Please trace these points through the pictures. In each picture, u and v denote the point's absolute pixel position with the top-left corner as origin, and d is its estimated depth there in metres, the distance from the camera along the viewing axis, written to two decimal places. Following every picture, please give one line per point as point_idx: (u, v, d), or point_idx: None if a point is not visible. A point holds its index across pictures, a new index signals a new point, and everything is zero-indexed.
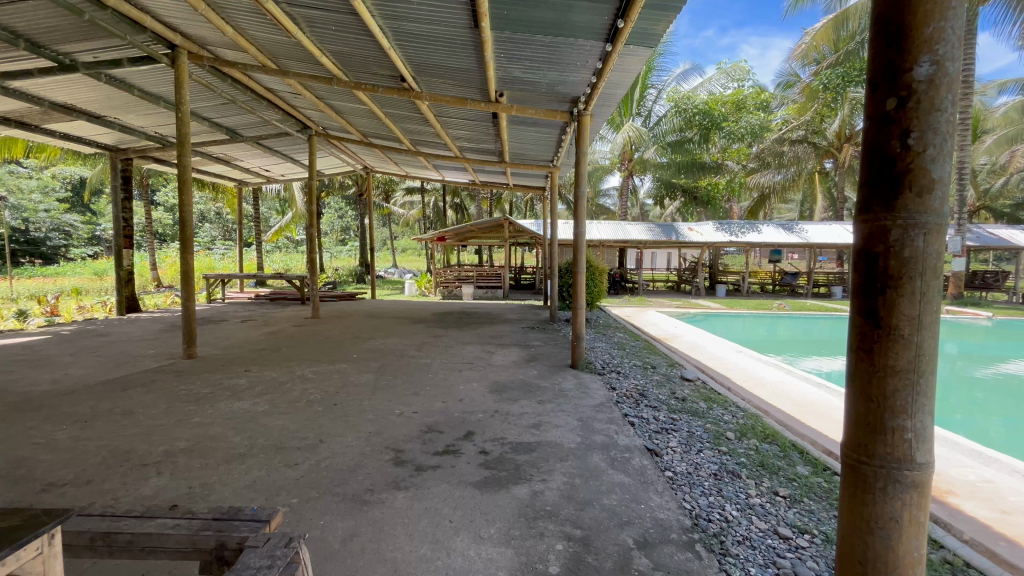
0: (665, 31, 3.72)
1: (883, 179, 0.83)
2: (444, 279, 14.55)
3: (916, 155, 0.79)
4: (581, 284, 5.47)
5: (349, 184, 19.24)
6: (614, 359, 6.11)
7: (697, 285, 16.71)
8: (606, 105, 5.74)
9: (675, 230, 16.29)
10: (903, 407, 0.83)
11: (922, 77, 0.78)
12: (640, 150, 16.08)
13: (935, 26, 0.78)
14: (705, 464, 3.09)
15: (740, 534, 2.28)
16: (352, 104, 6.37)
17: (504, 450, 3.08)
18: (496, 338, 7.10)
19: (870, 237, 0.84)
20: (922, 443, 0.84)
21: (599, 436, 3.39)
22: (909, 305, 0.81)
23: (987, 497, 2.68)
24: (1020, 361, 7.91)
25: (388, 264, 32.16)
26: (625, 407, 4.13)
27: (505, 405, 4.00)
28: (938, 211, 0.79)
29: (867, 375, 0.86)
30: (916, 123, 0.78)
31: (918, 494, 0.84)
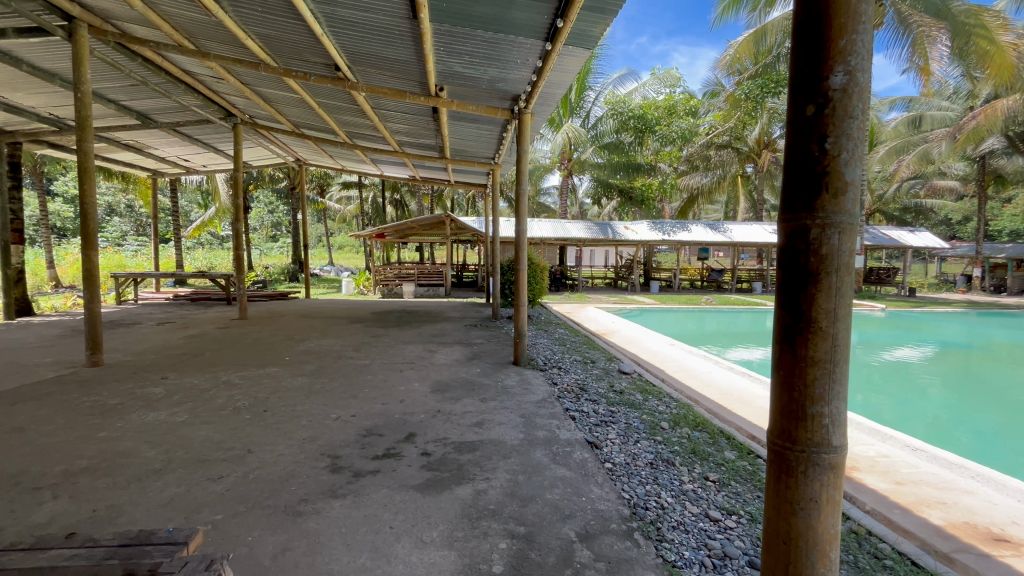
0: (601, 34, 3.81)
1: (805, 181, 0.88)
2: (384, 277, 14.16)
3: (832, 159, 0.85)
4: (523, 282, 5.50)
5: (280, 176, 18.21)
6: (555, 355, 6.21)
7: (633, 281, 17.42)
8: (546, 104, 5.80)
9: (613, 228, 16.84)
10: (820, 394, 0.89)
11: (837, 86, 0.84)
12: (579, 150, 16.46)
13: (847, 39, 0.83)
14: (642, 454, 3.21)
15: (675, 519, 2.39)
16: (282, 91, 6.00)
17: (446, 450, 3.04)
18: (438, 336, 6.99)
19: (793, 236, 0.89)
20: (839, 428, 0.90)
21: (542, 432, 3.43)
22: (827, 301, 0.87)
23: (884, 470, 2.98)
24: (908, 348, 8.93)
25: (324, 261, 30.82)
26: (566, 402, 4.21)
27: (447, 404, 3.94)
28: (851, 212, 0.85)
29: (791, 366, 0.91)
30: (832, 128, 0.84)
31: (834, 475, 0.90)
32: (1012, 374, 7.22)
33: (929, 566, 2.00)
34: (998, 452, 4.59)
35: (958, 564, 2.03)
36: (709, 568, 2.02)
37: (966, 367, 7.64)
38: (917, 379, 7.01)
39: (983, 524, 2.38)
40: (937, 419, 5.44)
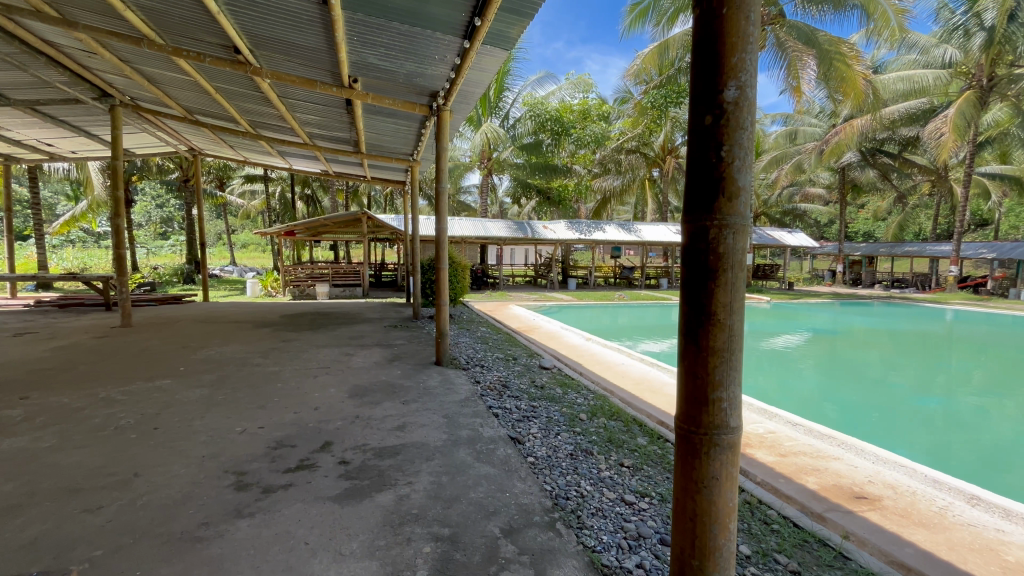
0: (518, 36, 3.87)
1: (704, 185, 0.96)
2: (294, 277, 13.31)
3: (728, 166, 0.93)
4: (444, 281, 5.43)
5: (170, 167, 16.39)
6: (477, 353, 6.22)
7: (552, 279, 17.92)
8: (465, 103, 5.77)
9: (532, 227, 17.16)
10: (720, 380, 0.98)
11: (731, 99, 0.92)
12: (498, 150, 16.60)
13: (739, 56, 0.92)
14: (562, 446, 3.32)
15: (594, 506, 2.49)
16: (171, 72, 5.40)
17: (366, 457, 2.92)
18: (356, 339, 6.69)
19: (696, 236, 0.97)
20: (734, 411, 0.99)
21: (465, 431, 3.42)
22: (725, 295, 0.95)
23: (771, 445, 3.35)
24: (788, 335, 10.11)
25: (224, 261, 28.23)
26: (488, 399, 4.23)
27: (366, 409, 3.80)
28: (742, 214, 0.94)
29: (696, 358, 0.99)
30: (726, 138, 0.92)
31: (732, 453, 0.99)
32: (867, 355, 8.45)
33: (808, 526, 2.28)
34: (856, 421, 5.35)
35: (830, 522, 2.33)
36: (625, 549, 2.13)
37: (833, 350, 8.81)
38: (796, 362, 7.96)
39: (848, 485, 2.75)
40: (812, 397, 6.20)
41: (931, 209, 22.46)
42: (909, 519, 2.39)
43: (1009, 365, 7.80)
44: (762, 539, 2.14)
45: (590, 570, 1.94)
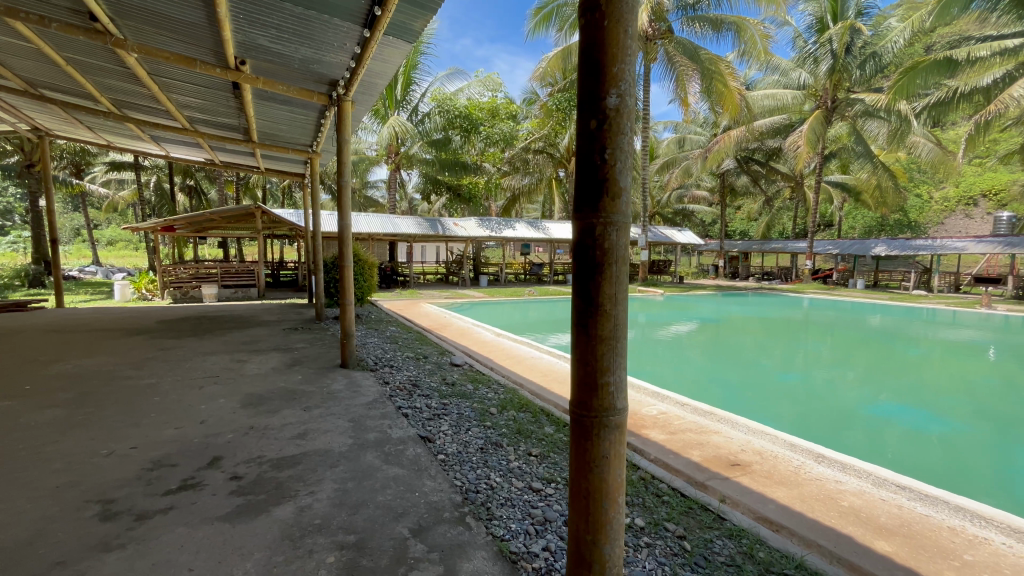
0: (422, 29, 3.82)
1: (592, 185, 1.03)
2: (175, 278, 11.88)
3: (610, 166, 1.01)
4: (349, 279, 5.18)
5: (8, 149, 13.78)
6: (387, 353, 6.04)
7: (463, 276, 17.88)
8: (367, 94, 5.55)
9: (442, 224, 16.93)
10: (608, 365, 1.05)
11: (612, 105, 0.99)
12: (406, 144, 16.14)
13: (620, 66, 1.00)
14: (472, 440, 3.35)
15: (503, 497, 2.55)
16: (6, 36, 4.56)
17: (261, 469, 2.72)
18: (250, 344, 6.15)
19: (583, 232, 1.04)
20: (620, 393, 1.07)
21: (372, 434, 3.32)
22: (610, 288, 1.03)
23: (663, 424, 3.67)
24: (679, 324, 11.14)
25: (83, 261, 24.36)
26: (398, 400, 4.14)
27: (262, 419, 3.52)
28: (623, 214, 1.02)
29: (586, 346, 1.06)
30: (609, 141, 1.00)
31: (618, 433, 1.08)
32: (743, 339, 9.56)
33: (693, 495, 2.54)
34: (735, 398, 6.06)
35: (711, 489, 2.61)
36: (532, 534, 2.22)
37: (717, 336, 9.87)
38: (686, 348, 8.80)
39: (724, 455, 3.10)
40: (699, 378, 6.91)
41: (791, 211, 25.92)
42: (772, 479, 2.75)
43: (848, 343, 9.30)
44: (654, 510, 2.35)
45: (499, 558, 1.99)
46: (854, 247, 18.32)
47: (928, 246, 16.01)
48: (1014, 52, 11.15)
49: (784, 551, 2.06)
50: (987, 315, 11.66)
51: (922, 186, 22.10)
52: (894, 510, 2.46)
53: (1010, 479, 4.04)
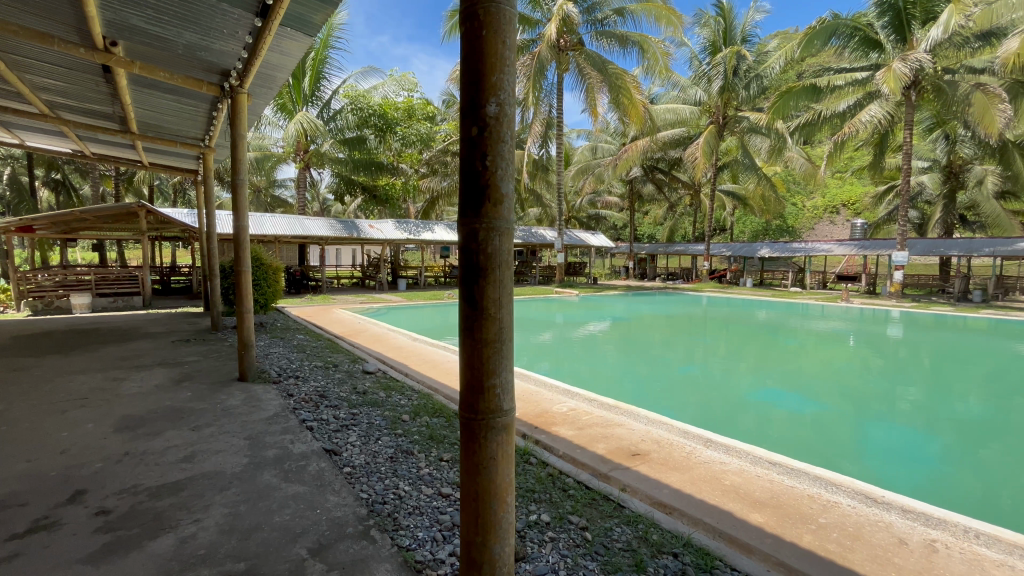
0: (323, 22, 3.65)
1: (473, 190, 1.05)
2: (36, 286, 10.22)
3: (491, 173, 1.03)
4: (246, 285, 4.77)
5: None
6: (292, 364, 5.67)
7: (380, 280, 17.25)
8: (266, 87, 5.19)
9: (357, 226, 16.20)
10: (493, 368, 1.07)
11: (492, 114, 1.02)
12: (316, 142, 15.23)
13: (498, 76, 1.03)
14: (382, 450, 3.25)
15: (412, 506, 2.50)
16: None
17: (137, 500, 2.42)
18: (128, 360, 5.45)
19: (467, 238, 1.05)
20: (506, 395, 1.09)
21: (271, 451, 3.10)
22: (493, 291, 1.05)
23: (572, 420, 3.82)
24: (594, 323, 11.65)
25: None
26: (302, 413, 3.89)
27: (141, 443, 3.15)
28: (505, 217, 1.05)
29: (473, 349, 1.07)
30: (489, 148, 1.02)
31: (506, 434, 1.10)
32: (652, 336, 10.24)
33: (597, 486, 2.66)
34: (643, 391, 6.46)
35: (613, 479, 2.75)
36: (439, 540, 2.19)
37: (629, 333, 10.46)
38: (600, 345, 9.24)
39: (627, 446, 3.29)
40: (613, 374, 7.28)
41: (692, 218, 28.15)
42: (667, 466, 2.97)
43: (739, 336, 10.29)
44: (559, 505, 2.44)
45: (403, 569, 1.95)
46: (743, 249, 20.30)
47: (803, 248, 18.18)
48: (862, 84, 13.15)
49: (674, 531, 2.23)
50: (847, 308, 13.53)
51: (796, 196, 25.14)
52: (767, 484, 2.76)
53: (862, 448, 4.72)
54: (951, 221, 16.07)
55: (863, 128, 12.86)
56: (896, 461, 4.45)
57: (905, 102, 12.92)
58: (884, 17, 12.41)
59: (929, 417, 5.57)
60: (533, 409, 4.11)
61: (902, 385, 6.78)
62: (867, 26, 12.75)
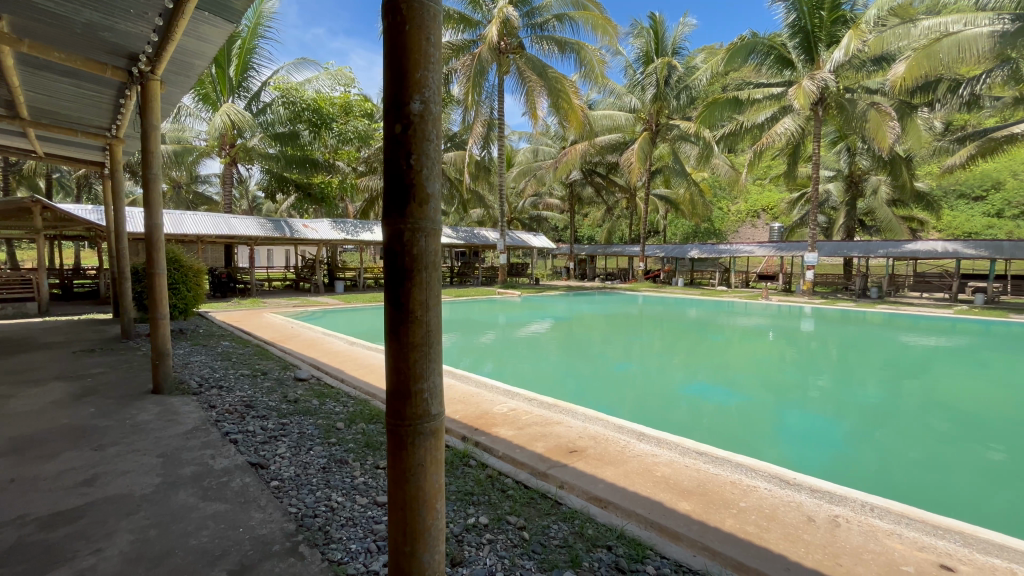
0: (245, 8, 3.44)
1: (397, 189, 1.02)
2: None
3: (416, 172, 1.01)
4: (161, 289, 4.38)
5: None
6: (215, 373, 5.28)
7: (316, 282, 16.49)
8: (182, 75, 4.80)
9: (289, 225, 15.38)
10: (421, 372, 1.04)
11: (416, 111, 0.99)
12: (243, 135, 14.31)
13: (422, 73, 1.00)
14: (314, 461, 3.10)
15: (345, 517, 2.40)
16: None
17: (24, 533, 2.15)
18: (18, 375, 4.84)
19: (393, 238, 1.02)
20: (435, 398, 1.07)
21: (189, 467, 2.86)
22: (420, 293, 1.02)
23: (512, 420, 3.84)
24: (536, 323, 11.82)
25: None
26: (225, 425, 3.63)
27: (32, 467, 2.80)
28: (432, 217, 1.03)
29: (399, 353, 1.04)
30: (414, 146, 1.00)
31: (434, 439, 1.07)
32: (591, 334, 10.55)
33: (534, 485, 2.69)
34: (582, 388, 6.63)
35: (551, 477, 2.79)
36: (373, 551, 2.11)
37: (570, 333, 10.70)
38: (542, 345, 9.38)
39: (564, 443, 3.35)
40: (555, 372, 7.42)
41: (628, 220, 29.25)
42: (603, 461, 3.05)
43: (672, 333, 10.83)
44: (498, 506, 2.43)
45: None
46: (675, 251, 21.40)
47: (729, 250, 19.41)
48: (777, 98, 14.32)
49: (609, 525, 2.29)
50: (766, 305, 14.63)
51: (722, 201, 26.84)
52: (694, 473, 2.92)
53: (780, 435, 5.11)
54: (852, 225, 17.82)
55: (778, 139, 14.03)
56: (809, 445, 4.86)
57: (814, 117, 14.15)
58: (795, 38, 13.56)
59: (835, 403, 6.12)
60: (473, 411, 4.09)
61: (813, 374, 7.43)
62: (781, 45, 13.86)
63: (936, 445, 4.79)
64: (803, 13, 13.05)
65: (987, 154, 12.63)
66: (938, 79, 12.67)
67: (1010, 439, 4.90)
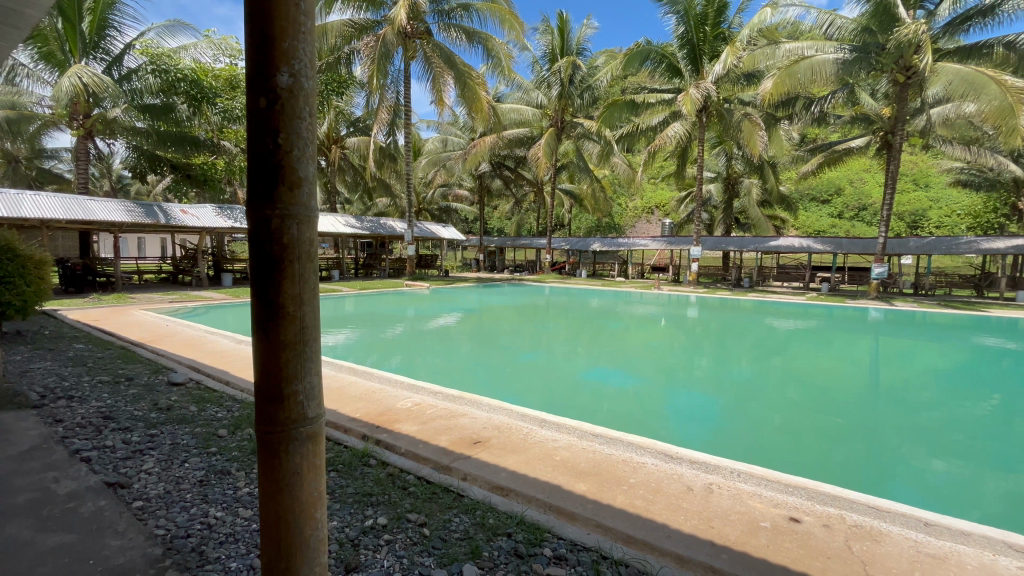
0: None
1: (264, 171, 0.92)
2: None
3: (285, 152, 0.92)
4: None
5: None
6: (64, 381, 4.51)
7: (198, 274, 14.75)
8: (11, 26, 3.97)
9: (163, 210, 13.54)
10: (294, 373, 0.96)
11: (284, 85, 0.90)
12: (100, 104, 12.23)
13: (290, 43, 0.90)
14: (190, 474, 2.77)
15: (224, 533, 2.18)
16: None
17: None
18: None
19: (260, 225, 0.92)
20: (312, 400, 0.99)
21: (24, 495, 2.42)
22: (292, 287, 0.94)
23: (415, 415, 3.75)
24: (445, 315, 11.71)
25: None
26: (75, 442, 3.12)
27: None
28: (306, 204, 0.95)
29: (269, 352, 0.94)
30: (282, 123, 0.91)
31: (312, 444, 0.99)
32: (500, 325, 10.70)
33: (437, 479, 2.66)
34: (490, 379, 6.69)
35: (454, 471, 2.78)
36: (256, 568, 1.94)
37: (479, 324, 10.76)
38: (450, 337, 9.31)
39: (469, 435, 3.35)
40: (463, 364, 7.40)
41: (535, 214, 29.93)
42: (506, 450, 3.10)
43: (576, 323, 11.32)
44: (398, 504, 2.37)
45: None
46: (579, 244, 22.36)
47: (627, 243, 20.75)
48: (668, 103, 15.50)
49: (510, 512, 2.34)
50: (659, 294, 15.88)
51: (621, 198, 28.51)
52: (591, 455, 3.08)
53: (668, 413, 5.57)
54: (729, 222, 19.91)
55: (669, 141, 15.26)
56: (692, 421, 5.36)
57: (699, 123, 15.50)
58: (683, 49, 14.70)
59: (714, 381, 6.83)
60: (374, 408, 3.93)
61: (697, 356, 8.21)
62: (672, 55, 14.96)
63: (793, 415, 5.51)
64: (690, 26, 14.21)
65: (832, 164, 14.79)
66: (796, 96, 14.49)
67: (848, 407, 5.79)
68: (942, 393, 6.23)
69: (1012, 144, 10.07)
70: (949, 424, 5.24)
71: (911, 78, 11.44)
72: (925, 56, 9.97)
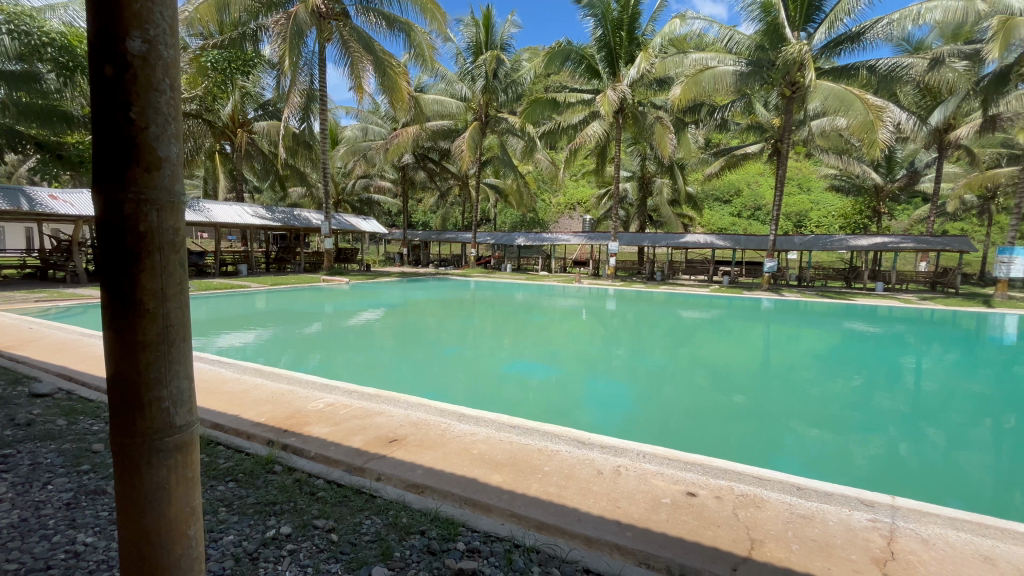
0: None
1: (113, 146, 0.80)
2: None
3: (140, 131, 0.81)
4: None
5: None
6: None
7: (73, 269, 12.92)
8: None
9: (26, 195, 11.67)
10: (156, 378, 0.86)
11: (136, 52, 0.79)
12: None
13: (144, 5, 0.80)
14: (54, 497, 2.42)
15: (95, 561, 1.93)
16: None
17: None
18: None
19: (110, 210, 0.80)
20: (180, 407, 0.90)
21: None
22: (151, 280, 0.84)
23: (327, 416, 3.57)
24: (367, 311, 11.28)
25: None
26: None
27: None
28: (168, 189, 0.85)
29: (123, 352, 0.83)
30: (136, 96, 0.80)
31: (181, 455, 0.90)
32: (425, 320, 10.51)
33: (348, 482, 2.55)
34: (412, 375, 6.53)
35: (368, 471, 2.68)
36: None
37: (403, 319, 10.49)
38: (372, 333, 9.00)
39: (384, 434, 3.25)
40: (385, 360, 7.18)
41: (460, 208, 29.66)
42: (423, 446, 3.05)
43: (501, 316, 11.40)
44: (305, 511, 2.24)
45: None
46: (504, 238, 22.49)
47: (550, 238, 21.22)
48: (587, 103, 16.05)
49: (424, 509, 2.30)
50: (580, 287, 16.44)
51: (545, 194, 29.10)
52: (509, 446, 3.11)
53: (587, 402, 5.78)
54: (644, 219, 21.08)
55: (589, 140, 15.80)
56: (609, 409, 5.61)
57: (616, 124, 16.17)
58: (601, 52, 15.24)
59: (630, 370, 7.20)
60: (282, 411, 3.69)
61: (615, 346, 8.60)
62: (591, 57, 15.48)
63: (697, 398, 5.96)
64: (607, 30, 14.78)
65: (732, 167, 16.16)
66: (702, 103, 15.62)
67: (746, 388, 6.37)
68: (821, 373, 7.06)
69: (874, 155, 11.60)
70: (826, 399, 5.96)
71: (795, 92, 12.75)
72: (808, 73, 11.14)
